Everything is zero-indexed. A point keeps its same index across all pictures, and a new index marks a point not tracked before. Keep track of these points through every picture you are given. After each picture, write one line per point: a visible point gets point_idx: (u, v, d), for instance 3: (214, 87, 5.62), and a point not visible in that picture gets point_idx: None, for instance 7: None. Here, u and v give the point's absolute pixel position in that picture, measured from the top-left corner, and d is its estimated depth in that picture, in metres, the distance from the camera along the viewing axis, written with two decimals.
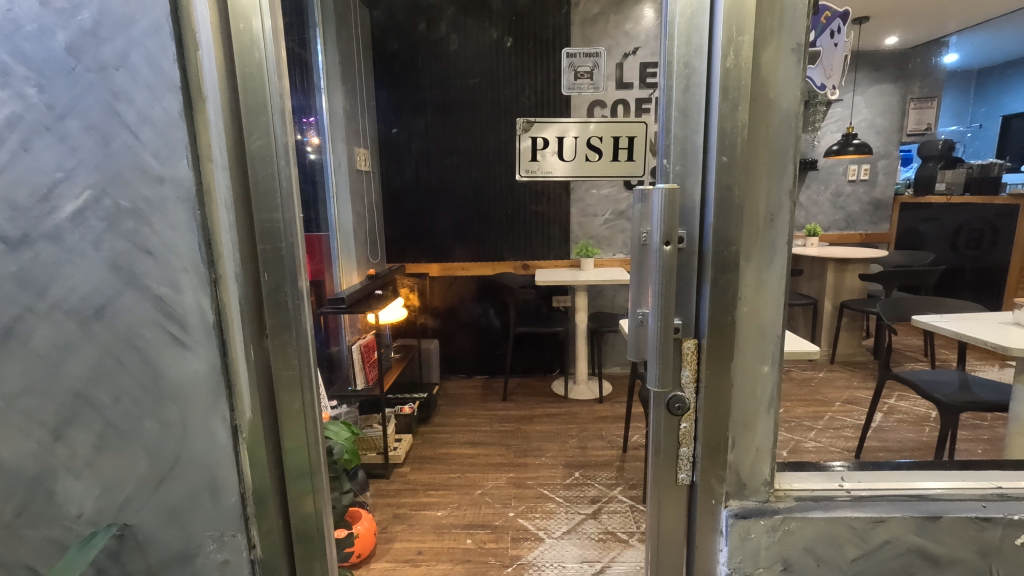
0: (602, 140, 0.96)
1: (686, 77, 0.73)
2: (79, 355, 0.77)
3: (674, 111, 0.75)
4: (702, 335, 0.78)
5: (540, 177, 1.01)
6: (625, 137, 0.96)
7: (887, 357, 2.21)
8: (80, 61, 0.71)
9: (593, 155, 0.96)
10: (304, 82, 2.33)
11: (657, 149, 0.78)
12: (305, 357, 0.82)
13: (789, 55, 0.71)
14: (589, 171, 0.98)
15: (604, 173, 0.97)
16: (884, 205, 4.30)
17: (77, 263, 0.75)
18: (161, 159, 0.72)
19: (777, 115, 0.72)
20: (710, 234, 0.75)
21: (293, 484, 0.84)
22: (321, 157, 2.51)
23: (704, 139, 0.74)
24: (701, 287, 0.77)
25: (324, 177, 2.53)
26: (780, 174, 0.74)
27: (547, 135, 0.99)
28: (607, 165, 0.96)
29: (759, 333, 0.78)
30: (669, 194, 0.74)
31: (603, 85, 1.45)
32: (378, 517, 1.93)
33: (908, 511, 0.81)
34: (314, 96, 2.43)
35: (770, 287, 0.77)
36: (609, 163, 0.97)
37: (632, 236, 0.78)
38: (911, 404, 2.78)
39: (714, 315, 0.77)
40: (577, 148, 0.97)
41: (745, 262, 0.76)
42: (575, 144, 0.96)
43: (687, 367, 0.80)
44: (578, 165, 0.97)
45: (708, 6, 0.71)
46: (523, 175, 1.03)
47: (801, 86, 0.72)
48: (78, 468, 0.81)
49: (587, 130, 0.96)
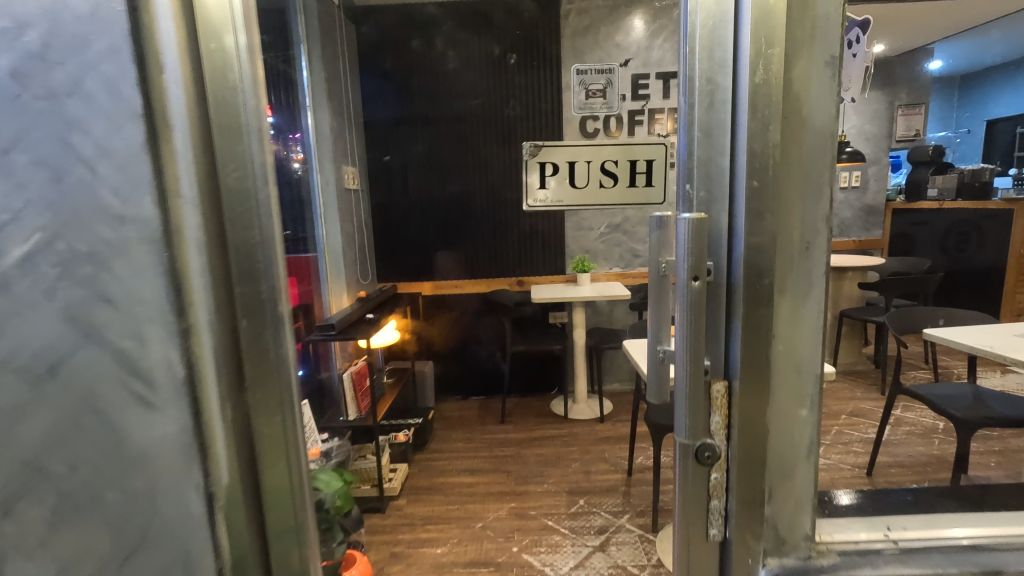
0: None
1: (709, 94, 0.66)
2: (31, 419, 0.68)
3: (695, 131, 0.68)
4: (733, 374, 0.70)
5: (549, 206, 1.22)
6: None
7: (898, 370, 2.15)
8: (27, 88, 0.63)
9: None
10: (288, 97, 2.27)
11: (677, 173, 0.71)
12: (291, 405, 0.75)
13: (823, 68, 0.64)
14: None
15: None
16: (877, 211, 4.21)
17: (27, 314, 0.66)
18: (122, 197, 0.63)
19: (809, 134, 0.65)
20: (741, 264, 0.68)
21: (277, 546, 0.76)
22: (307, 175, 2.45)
23: (731, 162, 0.67)
24: (730, 324, 0.70)
25: (310, 195, 2.48)
26: (814, 198, 0.67)
27: None
28: None
29: (796, 372, 0.70)
30: (694, 223, 0.67)
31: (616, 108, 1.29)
32: (374, 557, 1.82)
33: (964, 564, 0.73)
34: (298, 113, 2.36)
35: (806, 320, 0.69)
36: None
37: (652, 268, 0.72)
38: (918, 415, 2.73)
39: (747, 354, 0.69)
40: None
41: (779, 296, 0.68)
42: None
43: (717, 411, 0.72)
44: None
45: (732, 16, 0.65)
46: None
47: (835, 102, 0.65)
48: (30, 548, 0.71)
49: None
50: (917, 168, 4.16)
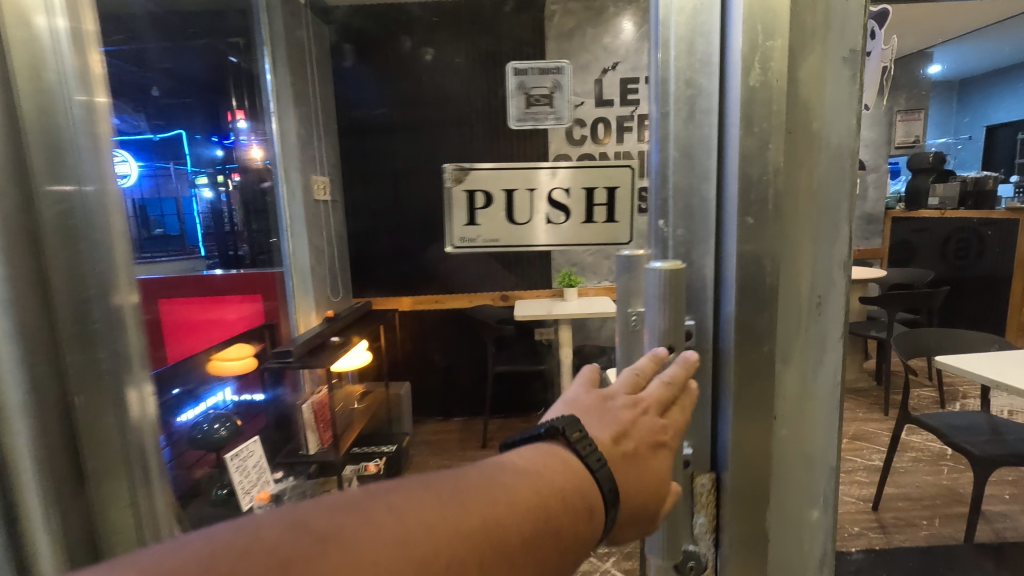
0: (572, 193, 0.66)
1: (689, 100, 0.60)
2: None
3: (672, 162, 0.62)
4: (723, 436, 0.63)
5: (479, 249, 0.68)
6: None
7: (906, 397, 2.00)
8: None
9: (558, 215, 0.66)
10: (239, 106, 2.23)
11: (646, 206, 0.66)
12: None
13: (841, 63, 0.58)
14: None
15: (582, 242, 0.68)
16: (875, 220, 4.09)
17: None
18: None
19: (821, 149, 0.60)
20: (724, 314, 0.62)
21: None
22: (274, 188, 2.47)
23: (717, 190, 0.62)
24: (718, 406, 0.64)
25: (276, 209, 2.50)
26: (826, 234, 0.61)
27: (489, 186, 0.66)
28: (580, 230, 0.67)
29: (806, 466, 0.64)
30: (669, 271, 0.61)
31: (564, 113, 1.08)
32: None
33: None
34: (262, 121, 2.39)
35: (817, 410, 0.64)
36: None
37: (618, 315, 0.64)
38: (923, 439, 2.57)
39: (740, 441, 0.62)
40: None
41: (783, 367, 0.62)
42: (534, 200, 0.66)
43: (702, 511, 0.64)
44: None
45: (718, 8, 0.58)
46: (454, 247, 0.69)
47: (852, 114, 0.59)
48: None
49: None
50: (918, 176, 4.03)
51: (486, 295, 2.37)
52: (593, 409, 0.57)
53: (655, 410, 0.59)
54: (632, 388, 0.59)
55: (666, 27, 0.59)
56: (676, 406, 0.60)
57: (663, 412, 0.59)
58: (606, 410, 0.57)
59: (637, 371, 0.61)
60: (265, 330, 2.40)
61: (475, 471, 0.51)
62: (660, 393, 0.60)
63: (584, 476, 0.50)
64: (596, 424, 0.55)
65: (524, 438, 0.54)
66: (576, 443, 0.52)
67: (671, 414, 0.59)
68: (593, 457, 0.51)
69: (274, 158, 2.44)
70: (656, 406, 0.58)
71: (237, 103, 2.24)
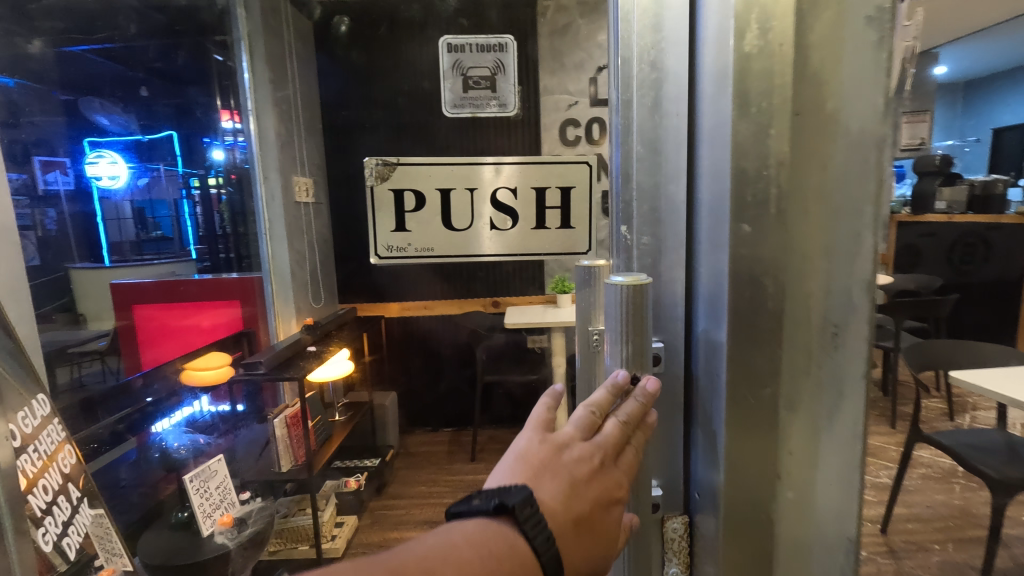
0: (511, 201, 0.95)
1: (654, 83, 0.63)
2: None
3: (636, 168, 0.65)
4: (721, 446, 0.62)
5: (407, 253, 0.96)
6: (552, 192, 0.95)
7: (916, 413, 1.88)
8: None
9: (497, 217, 0.95)
10: (210, 110, 2.18)
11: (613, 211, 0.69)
12: None
13: (862, 25, 0.55)
14: (488, 236, 0.96)
15: (520, 241, 0.97)
16: None
17: None
18: None
19: (837, 135, 0.57)
20: (715, 324, 0.62)
21: None
22: (253, 188, 2.34)
23: (688, 192, 0.64)
24: (701, 475, 0.66)
25: (255, 212, 2.37)
26: (840, 252, 0.59)
27: (416, 185, 0.94)
28: (523, 233, 0.96)
29: (810, 545, 0.63)
30: (625, 289, 0.63)
31: (501, 92, 1.19)
32: None
33: None
34: (241, 117, 2.28)
35: (824, 468, 0.62)
36: (520, 228, 0.96)
37: (579, 333, 0.71)
38: (936, 454, 2.43)
39: (725, 516, 0.63)
40: (474, 209, 0.95)
41: (788, 412, 0.61)
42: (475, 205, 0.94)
43: (674, 560, 0.69)
44: (476, 232, 0.95)
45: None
46: (381, 254, 0.96)
47: (875, 94, 0.56)
48: None
49: (486, 192, 0.94)
50: None
51: (479, 302, 2.19)
52: (546, 463, 0.59)
53: (610, 455, 0.61)
54: (586, 430, 0.62)
55: (628, 35, 0.62)
56: (627, 451, 0.63)
57: (619, 456, 0.62)
58: (559, 465, 0.59)
59: (593, 409, 0.63)
60: (242, 338, 2.38)
61: (435, 535, 0.54)
62: (611, 440, 0.62)
63: (529, 555, 0.51)
64: (547, 482, 0.57)
65: (467, 510, 0.55)
66: (524, 522, 0.52)
67: (625, 459, 0.62)
68: (537, 532, 0.52)
69: (250, 158, 2.32)
70: (609, 451, 0.61)
71: (223, 103, 2.23)
